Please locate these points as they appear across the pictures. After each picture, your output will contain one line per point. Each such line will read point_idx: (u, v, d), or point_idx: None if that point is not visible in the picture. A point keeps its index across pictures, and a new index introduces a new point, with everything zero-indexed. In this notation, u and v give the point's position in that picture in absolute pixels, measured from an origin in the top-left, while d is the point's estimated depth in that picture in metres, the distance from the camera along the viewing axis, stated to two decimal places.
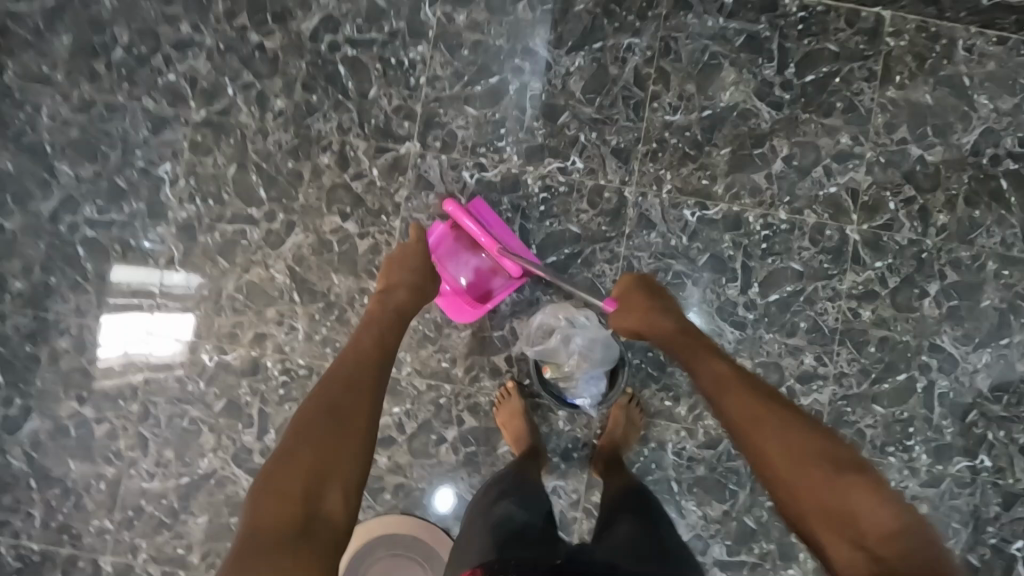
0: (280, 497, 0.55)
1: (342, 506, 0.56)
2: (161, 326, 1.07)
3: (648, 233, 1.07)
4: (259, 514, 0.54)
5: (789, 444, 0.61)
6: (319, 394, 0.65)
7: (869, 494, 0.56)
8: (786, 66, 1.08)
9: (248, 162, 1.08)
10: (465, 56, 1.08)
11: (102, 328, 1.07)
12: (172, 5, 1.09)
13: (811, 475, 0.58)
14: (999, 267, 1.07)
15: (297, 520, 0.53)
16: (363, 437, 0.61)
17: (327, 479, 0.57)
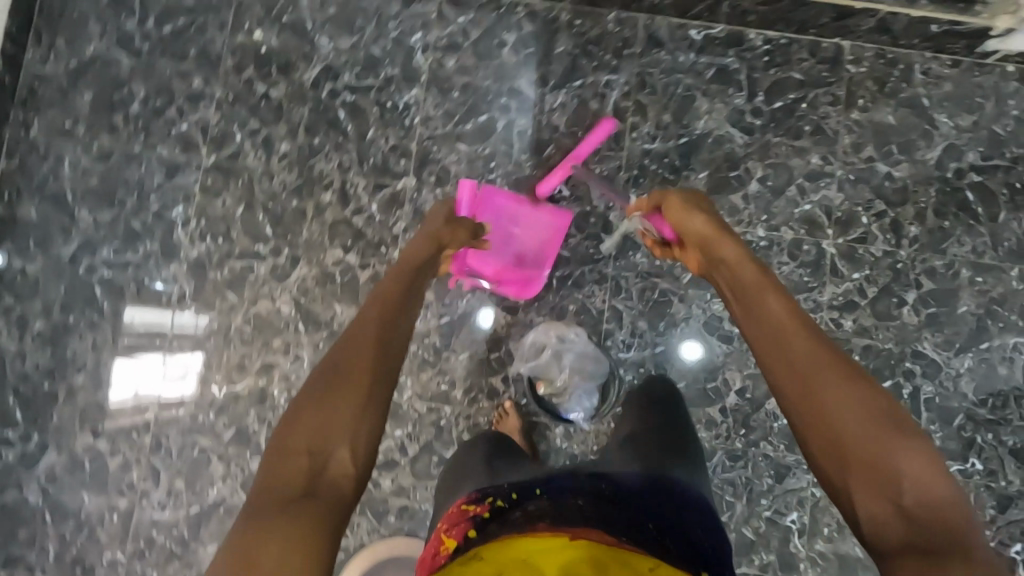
0: (290, 456, 0.62)
1: (343, 468, 0.63)
2: (175, 360, 1.12)
3: (634, 254, 1.13)
4: (272, 473, 0.61)
5: (845, 395, 0.61)
6: (333, 364, 0.70)
7: (919, 460, 0.57)
8: (755, 95, 1.15)
9: (255, 202, 1.15)
10: (455, 98, 1.17)
11: (118, 364, 1.12)
12: (186, 62, 1.18)
13: (862, 428, 0.59)
14: (973, 274, 1.11)
15: (301, 478, 0.61)
16: (364, 405, 0.67)
17: (330, 442, 0.63)
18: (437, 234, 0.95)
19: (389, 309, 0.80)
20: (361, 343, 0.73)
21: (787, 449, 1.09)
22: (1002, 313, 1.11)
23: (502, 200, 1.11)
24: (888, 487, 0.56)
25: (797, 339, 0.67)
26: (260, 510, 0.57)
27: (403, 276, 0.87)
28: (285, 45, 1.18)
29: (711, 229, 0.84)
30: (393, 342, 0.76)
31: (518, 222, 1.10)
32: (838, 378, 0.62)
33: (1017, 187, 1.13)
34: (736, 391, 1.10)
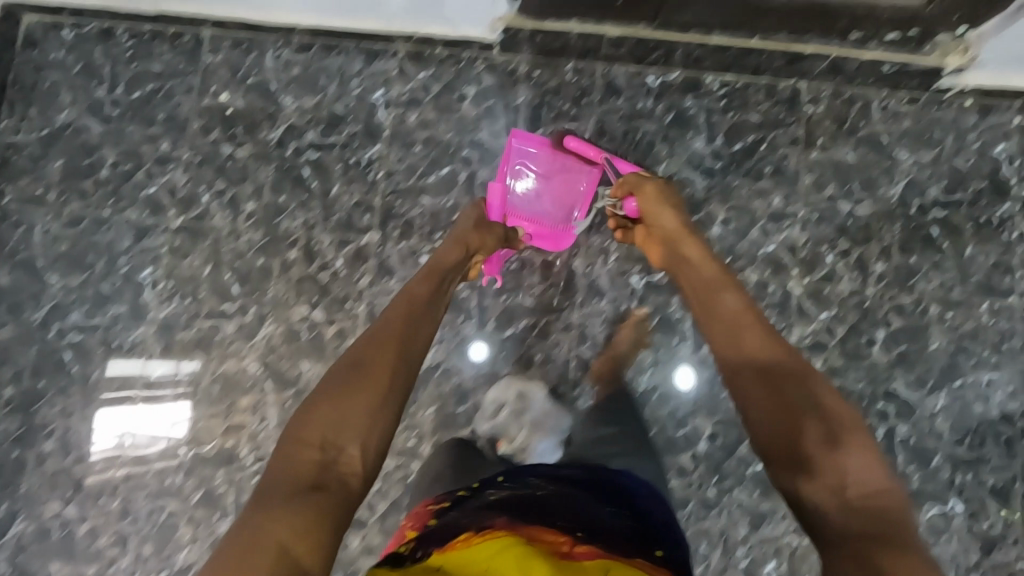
0: (302, 449, 0.62)
1: (351, 469, 0.62)
2: (159, 404, 1.13)
3: (598, 301, 1.13)
4: (282, 466, 0.61)
5: (801, 398, 0.64)
6: (357, 358, 0.71)
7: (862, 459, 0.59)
8: (714, 138, 1.16)
9: (222, 261, 1.16)
10: (417, 152, 1.18)
11: (98, 416, 1.13)
12: (154, 127, 1.21)
13: (811, 428, 0.61)
14: (942, 310, 1.10)
15: (309, 474, 0.60)
16: (382, 408, 0.67)
17: (343, 441, 0.64)
18: (464, 238, 0.96)
19: (415, 309, 0.81)
20: (385, 341, 0.73)
21: (761, 496, 1.07)
22: (974, 349, 1.09)
23: (531, 153, 1.12)
24: (829, 476, 0.58)
25: (754, 336, 0.70)
26: (264, 503, 0.57)
27: (428, 278, 0.88)
28: (250, 106, 1.21)
29: (680, 231, 0.90)
30: (414, 344, 0.75)
31: (551, 172, 1.12)
32: (790, 375, 0.66)
33: (982, 220, 1.12)
34: (707, 437, 1.08)
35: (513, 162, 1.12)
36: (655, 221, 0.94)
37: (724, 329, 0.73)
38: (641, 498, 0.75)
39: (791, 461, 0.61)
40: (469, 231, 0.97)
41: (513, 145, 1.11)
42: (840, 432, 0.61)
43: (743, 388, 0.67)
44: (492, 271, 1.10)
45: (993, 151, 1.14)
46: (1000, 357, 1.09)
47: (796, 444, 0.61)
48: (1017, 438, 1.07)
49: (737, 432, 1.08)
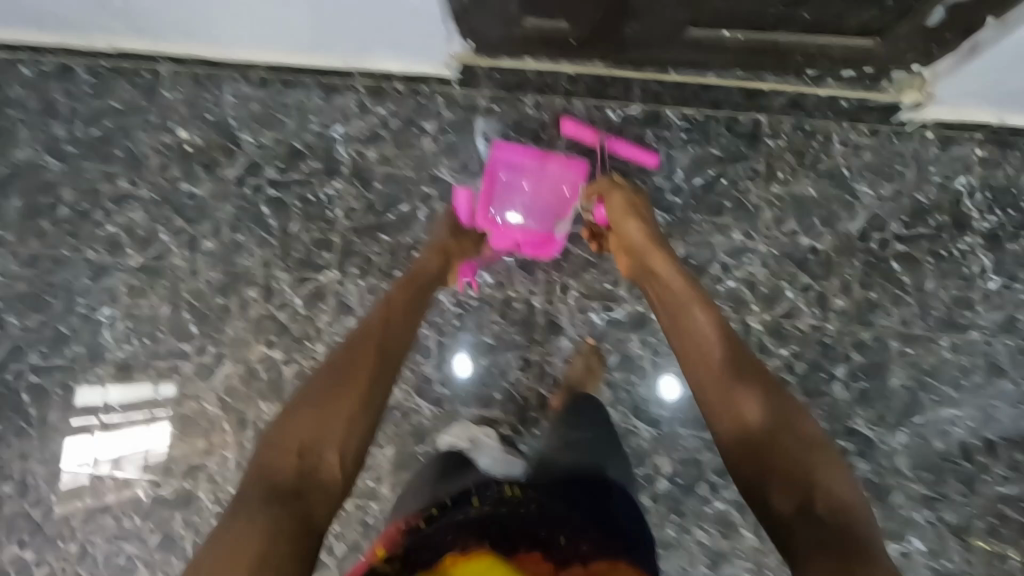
0: (284, 455, 0.68)
1: (329, 470, 0.68)
2: (134, 424, 1.13)
3: (558, 339, 1.12)
4: (266, 469, 0.67)
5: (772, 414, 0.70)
6: (335, 374, 0.78)
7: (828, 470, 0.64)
8: (675, 172, 1.15)
9: (180, 301, 1.16)
10: (377, 188, 1.17)
11: (71, 441, 1.13)
12: (112, 164, 1.20)
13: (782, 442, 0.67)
14: (902, 346, 1.10)
15: (291, 474, 0.66)
16: (360, 416, 0.74)
17: (322, 446, 0.69)
18: (437, 252, 1.03)
19: (390, 328, 0.89)
20: (360, 359, 0.81)
21: (720, 534, 1.07)
22: (935, 385, 1.09)
23: (513, 161, 1.11)
24: (800, 490, 0.63)
25: (725, 358, 0.76)
26: (249, 501, 0.63)
27: (404, 298, 0.95)
28: (209, 143, 1.20)
29: (648, 245, 0.94)
30: (388, 359, 0.84)
31: (533, 178, 1.11)
32: (762, 396, 0.71)
33: (943, 254, 1.12)
34: (667, 475, 1.08)
35: (496, 172, 1.12)
36: (627, 230, 0.96)
37: (697, 353, 0.78)
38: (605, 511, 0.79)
39: (762, 474, 0.65)
40: (441, 247, 1.04)
41: (495, 154, 1.11)
42: (811, 451, 0.66)
43: (718, 408, 0.72)
44: (467, 275, 1.11)
45: (954, 184, 1.13)
46: (960, 393, 1.08)
47: (769, 459, 0.66)
48: (977, 474, 1.06)
49: (697, 470, 1.08)
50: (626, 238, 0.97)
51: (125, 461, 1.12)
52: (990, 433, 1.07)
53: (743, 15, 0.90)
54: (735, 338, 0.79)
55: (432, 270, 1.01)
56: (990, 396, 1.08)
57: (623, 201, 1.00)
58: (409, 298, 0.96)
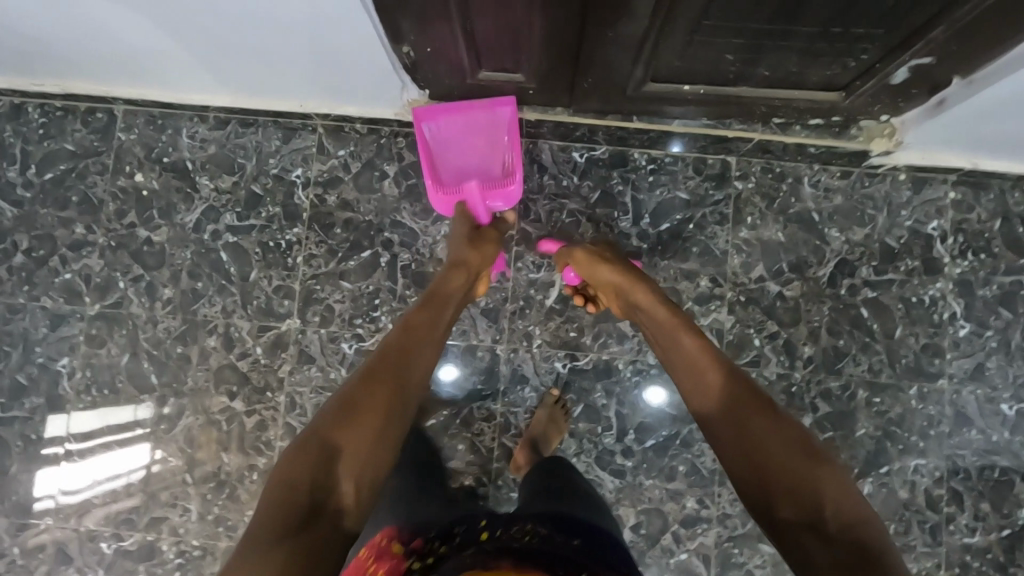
0: (287, 489, 0.60)
1: (343, 503, 0.62)
2: (110, 446, 1.12)
3: (522, 389, 1.11)
4: (267, 504, 0.59)
5: (773, 433, 0.67)
6: (349, 397, 0.71)
7: (835, 482, 0.61)
8: (641, 217, 1.12)
9: (140, 350, 1.14)
10: (338, 234, 1.15)
11: (43, 477, 1.12)
12: (67, 210, 1.17)
13: (780, 459, 0.64)
14: (870, 395, 1.08)
15: (299, 507, 0.59)
16: (377, 444, 0.68)
17: (333, 476, 0.63)
18: (459, 257, 0.94)
19: (414, 342, 0.81)
20: (377, 382, 0.74)
21: None
22: (901, 434, 1.07)
23: (439, 122, 0.99)
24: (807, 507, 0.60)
25: (713, 377, 0.75)
26: (249, 541, 0.55)
27: (428, 308, 0.87)
28: (166, 186, 1.17)
29: (625, 279, 0.89)
30: (410, 374, 0.78)
31: (466, 135, 1.02)
32: (753, 413, 0.69)
33: (912, 300, 1.10)
34: (630, 526, 1.07)
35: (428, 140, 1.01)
36: (602, 278, 0.91)
37: (688, 375, 0.77)
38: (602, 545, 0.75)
39: (769, 496, 0.62)
40: (464, 250, 0.95)
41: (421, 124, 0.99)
42: (812, 462, 0.63)
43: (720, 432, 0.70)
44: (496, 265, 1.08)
45: (926, 228, 1.11)
46: (927, 442, 1.07)
47: (768, 478, 0.63)
48: (942, 524, 1.06)
49: (660, 521, 1.07)
50: (601, 285, 0.93)
51: (105, 484, 1.12)
52: (956, 482, 1.06)
53: (701, 69, 0.87)
54: (720, 353, 0.78)
55: (460, 277, 0.92)
56: (956, 446, 1.07)
57: (585, 257, 0.94)
58: (435, 308, 0.87)
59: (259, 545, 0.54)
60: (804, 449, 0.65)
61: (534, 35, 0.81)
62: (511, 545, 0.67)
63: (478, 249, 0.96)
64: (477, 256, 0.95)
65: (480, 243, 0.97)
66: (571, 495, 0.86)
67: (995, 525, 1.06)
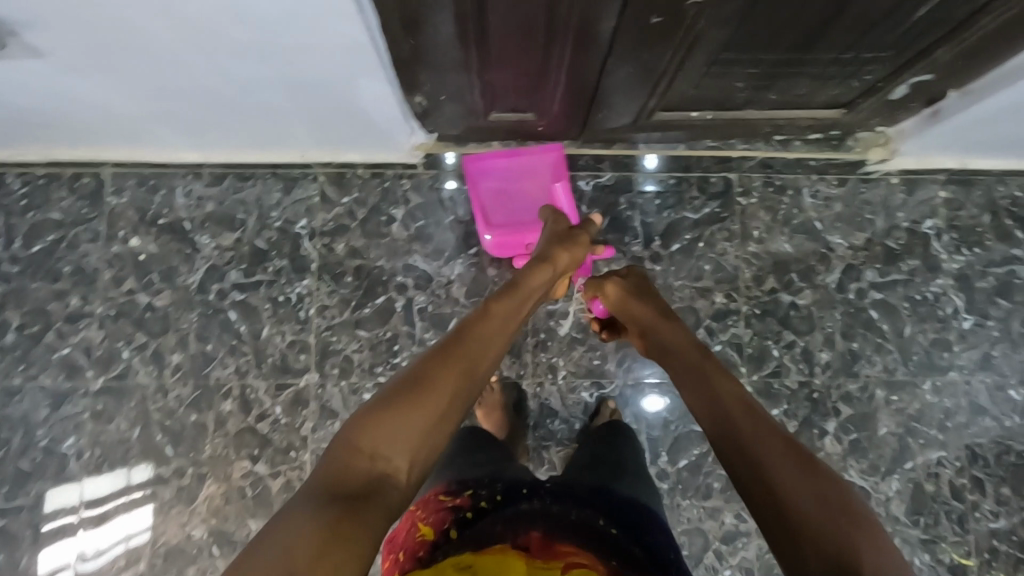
0: (351, 455, 0.55)
1: (395, 478, 0.55)
2: (115, 516, 1.07)
3: (552, 421, 1.10)
4: (328, 468, 0.54)
5: (805, 473, 0.54)
6: (420, 369, 0.61)
7: (873, 544, 0.49)
8: (651, 240, 1.14)
9: (151, 422, 1.09)
10: (349, 282, 1.12)
11: (51, 563, 1.06)
12: (59, 281, 1.12)
13: (813, 502, 0.52)
14: (888, 394, 1.12)
15: (348, 485, 0.53)
16: (442, 424, 0.59)
17: (391, 450, 0.56)
18: (549, 253, 0.83)
19: (496, 322, 0.69)
20: (456, 356, 0.63)
21: None
22: (922, 429, 1.11)
23: (489, 167, 1.05)
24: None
25: (737, 397, 0.63)
26: (301, 500, 0.52)
27: (514, 290, 0.74)
28: (164, 249, 1.13)
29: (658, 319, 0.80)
30: (493, 349, 0.67)
31: (515, 176, 1.05)
32: (782, 449, 0.57)
33: (917, 298, 1.14)
34: None
35: (478, 180, 1.06)
36: (632, 315, 0.83)
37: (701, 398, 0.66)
38: (649, 522, 0.77)
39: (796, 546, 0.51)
40: (553, 246, 0.84)
41: (472, 166, 1.04)
42: (849, 522, 0.51)
43: (737, 460, 0.58)
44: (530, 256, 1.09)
45: (922, 228, 1.15)
46: (946, 434, 1.11)
47: (794, 524, 0.52)
48: (968, 512, 1.09)
49: (701, 540, 1.08)
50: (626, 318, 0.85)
51: (110, 553, 1.07)
52: (977, 470, 1.10)
53: (712, 97, 0.89)
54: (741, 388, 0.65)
55: (545, 269, 0.80)
56: (973, 435, 1.11)
57: (618, 288, 0.86)
58: (521, 294, 0.75)
59: (302, 515, 0.50)
60: (838, 505, 0.52)
61: (553, 77, 0.82)
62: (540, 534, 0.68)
63: (567, 247, 0.85)
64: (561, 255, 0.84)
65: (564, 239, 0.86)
66: (621, 467, 0.87)
67: (1017, 508, 1.09)
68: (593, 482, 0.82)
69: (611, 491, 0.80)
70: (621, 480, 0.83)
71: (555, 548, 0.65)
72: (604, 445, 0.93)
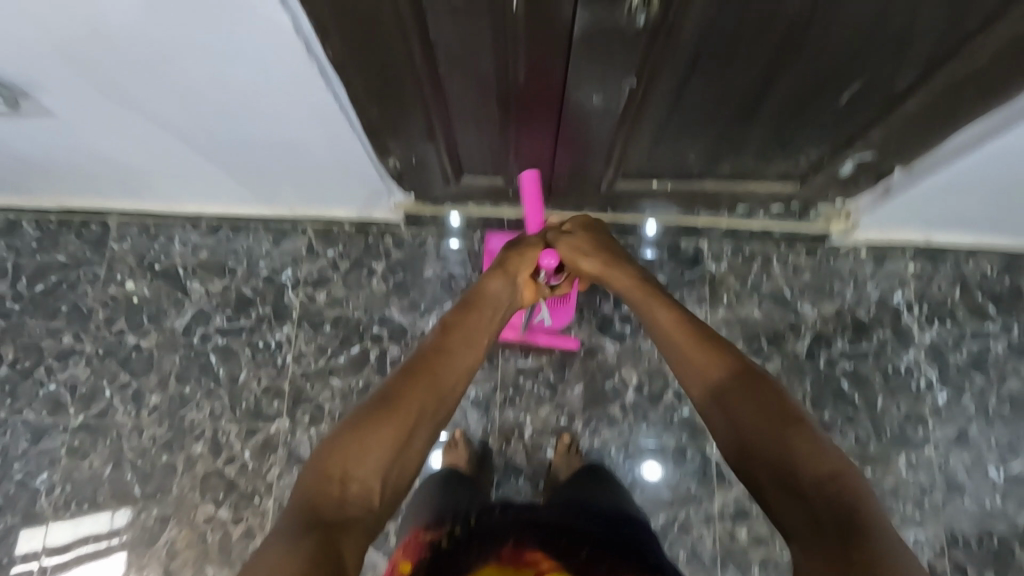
0: (324, 482, 0.56)
1: (372, 498, 0.57)
2: (78, 556, 1.07)
3: (516, 479, 1.10)
4: (303, 497, 0.55)
5: (757, 406, 0.63)
6: (388, 391, 0.64)
7: (808, 442, 0.58)
8: (622, 301, 1.17)
9: (124, 460, 1.11)
10: (327, 331, 1.16)
11: None
12: (56, 319, 1.18)
13: (764, 431, 0.61)
14: (860, 467, 1.09)
15: (324, 508, 0.54)
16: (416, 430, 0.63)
17: (364, 471, 0.58)
18: (501, 262, 0.83)
19: (460, 336, 0.72)
20: (422, 372, 0.67)
21: None
22: (896, 506, 1.08)
23: None
24: (791, 495, 0.56)
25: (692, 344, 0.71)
26: (277, 532, 0.52)
27: (472, 308, 0.76)
28: (156, 293, 1.19)
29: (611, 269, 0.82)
30: (458, 356, 0.71)
31: None
32: (737, 391, 0.65)
33: (888, 370, 1.14)
34: None
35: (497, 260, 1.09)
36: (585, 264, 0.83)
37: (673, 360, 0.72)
38: (630, 526, 0.78)
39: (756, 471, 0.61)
40: (508, 252, 0.84)
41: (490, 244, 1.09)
42: (791, 435, 0.59)
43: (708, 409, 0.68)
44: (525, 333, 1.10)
45: (892, 300, 1.16)
46: (923, 513, 1.07)
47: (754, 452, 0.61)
48: None
49: None
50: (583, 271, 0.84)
51: None
52: (958, 554, 1.06)
53: (668, 168, 0.94)
54: (698, 323, 0.73)
55: (503, 275, 0.81)
56: (951, 515, 1.07)
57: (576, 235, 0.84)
58: (481, 309, 0.77)
59: (280, 541, 0.50)
60: (781, 420, 0.61)
61: (515, 146, 0.89)
62: (512, 542, 0.68)
63: (517, 249, 0.84)
64: (523, 257, 0.84)
65: (521, 244, 0.85)
66: (597, 493, 0.89)
67: None
68: (572, 504, 0.83)
69: (592, 509, 0.82)
70: (600, 503, 0.85)
71: (526, 556, 0.65)
72: (583, 484, 0.93)
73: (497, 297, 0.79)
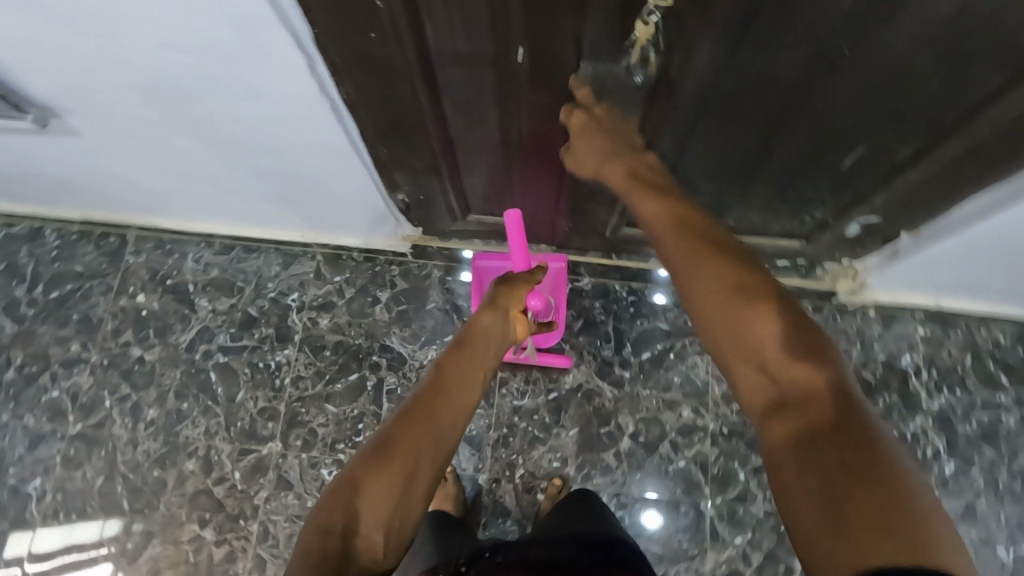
0: (325, 538, 0.53)
1: (376, 557, 0.55)
2: (60, 568, 1.07)
3: (504, 521, 1.08)
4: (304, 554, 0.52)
5: (756, 314, 0.55)
6: (385, 436, 0.63)
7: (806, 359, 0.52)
8: (622, 345, 1.16)
9: (115, 473, 1.12)
10: (327, 356, 1.17)
11: None
12: (65, 327, 1.20)
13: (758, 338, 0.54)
14: None
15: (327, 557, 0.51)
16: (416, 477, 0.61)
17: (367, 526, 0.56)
18: (491, 297, 0.82)
19: (455, 376, 0.72)
20: (420, 416, 0.66)
21: None
22: None
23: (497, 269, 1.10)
24: (788, 417, 0.49)
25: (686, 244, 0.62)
26: None
27: (466, 346, 0.76)
28: (165, 308, 1.21)
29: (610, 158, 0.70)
30: (455, 396, 0.70)
31: None
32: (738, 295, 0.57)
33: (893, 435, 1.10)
34: None
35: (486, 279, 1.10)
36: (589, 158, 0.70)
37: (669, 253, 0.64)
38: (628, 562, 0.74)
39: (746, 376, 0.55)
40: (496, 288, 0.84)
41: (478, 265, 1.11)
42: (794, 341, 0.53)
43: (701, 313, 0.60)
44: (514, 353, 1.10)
45: (900, 362, 1.14)
46: None
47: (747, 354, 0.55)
48: None
49: None
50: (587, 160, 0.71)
51: None
52: None
53: None
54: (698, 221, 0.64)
55: (493, 307, 0.80)
56: None
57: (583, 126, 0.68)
58: (475, 348, 0.76)
59: None
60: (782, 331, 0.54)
61: (521, 186, 0.90)
62: None
63: (505, 281, 0.84)
64: (513, 292, 0.83)
65: (512, 278, 0.85)
66: (589, 519, 0.87)
67: None
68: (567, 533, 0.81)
69: (587, 539, 0.78)
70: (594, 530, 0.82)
71: None
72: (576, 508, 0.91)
73: (492, 337, 0.79)
